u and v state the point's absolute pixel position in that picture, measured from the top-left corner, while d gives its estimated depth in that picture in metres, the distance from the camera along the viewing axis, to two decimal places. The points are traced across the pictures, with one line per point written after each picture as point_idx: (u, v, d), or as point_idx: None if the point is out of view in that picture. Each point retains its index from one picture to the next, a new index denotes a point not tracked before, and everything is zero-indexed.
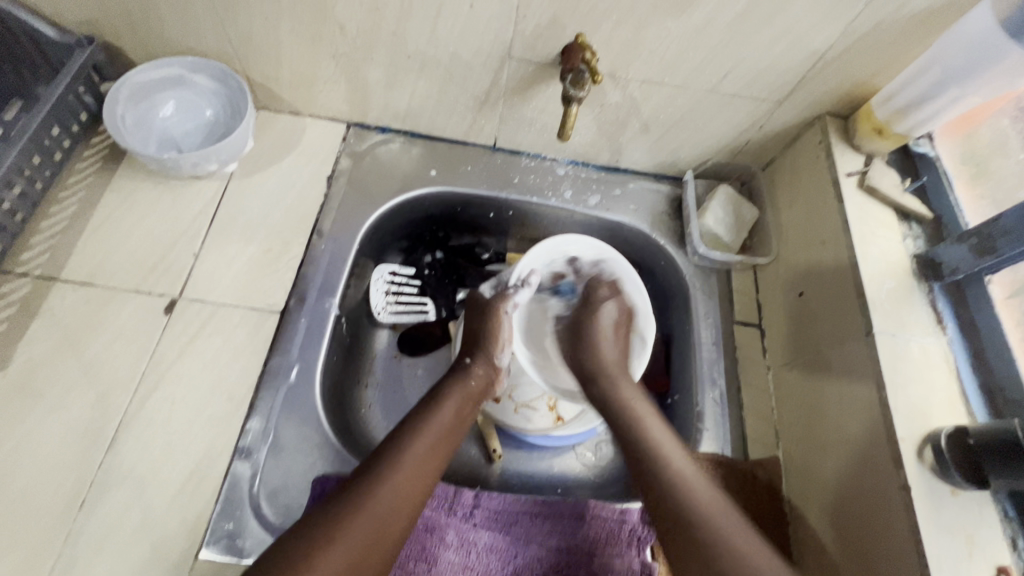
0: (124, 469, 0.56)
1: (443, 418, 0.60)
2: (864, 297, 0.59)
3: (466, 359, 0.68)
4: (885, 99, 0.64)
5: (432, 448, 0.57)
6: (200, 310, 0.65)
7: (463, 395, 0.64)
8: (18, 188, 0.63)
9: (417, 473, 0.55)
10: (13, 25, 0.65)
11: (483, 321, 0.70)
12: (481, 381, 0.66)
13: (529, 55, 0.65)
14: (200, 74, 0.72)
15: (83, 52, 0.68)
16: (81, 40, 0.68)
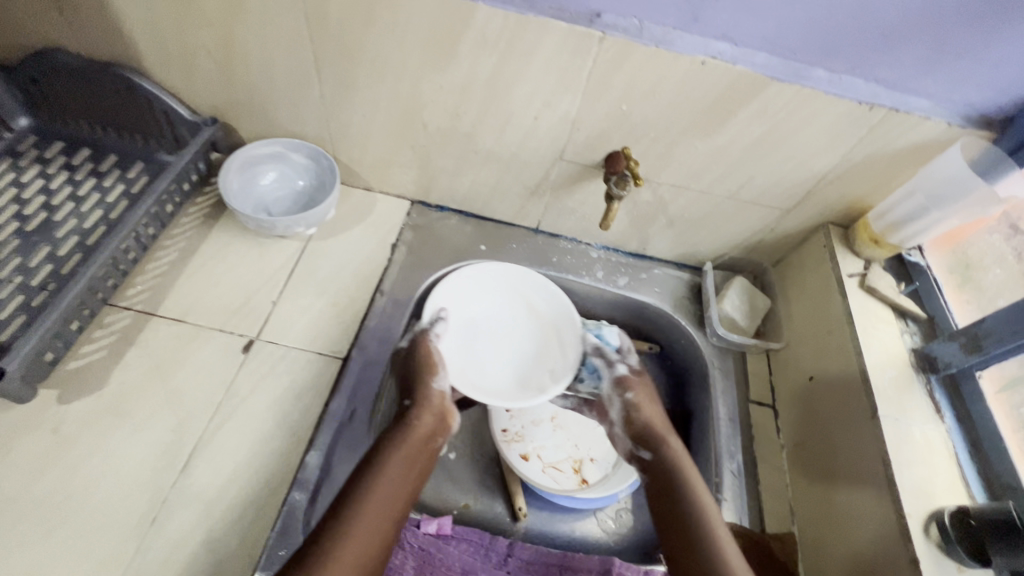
0: (194, 490, 0.61)
1: (389, 469, 0.63)
2: (869, 383, 0.66)
3: (406, 403, 0.71)
4: (881, 215, 0.75)
5: (390, 500, 0.61)
6: (273, 351, 0.73)
7: (410, 447, 0.67)
8: (138, 235, 0.74)
9: (371, 528, 0.59)
10: (157, 106, 0.81)
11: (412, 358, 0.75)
12: (429, 420, 0.70)
13: (578, 158, 0.78)
14: (299, 153, 0.86)
15: (208, 128, 0.82)
16: (207, 120, 0.83)
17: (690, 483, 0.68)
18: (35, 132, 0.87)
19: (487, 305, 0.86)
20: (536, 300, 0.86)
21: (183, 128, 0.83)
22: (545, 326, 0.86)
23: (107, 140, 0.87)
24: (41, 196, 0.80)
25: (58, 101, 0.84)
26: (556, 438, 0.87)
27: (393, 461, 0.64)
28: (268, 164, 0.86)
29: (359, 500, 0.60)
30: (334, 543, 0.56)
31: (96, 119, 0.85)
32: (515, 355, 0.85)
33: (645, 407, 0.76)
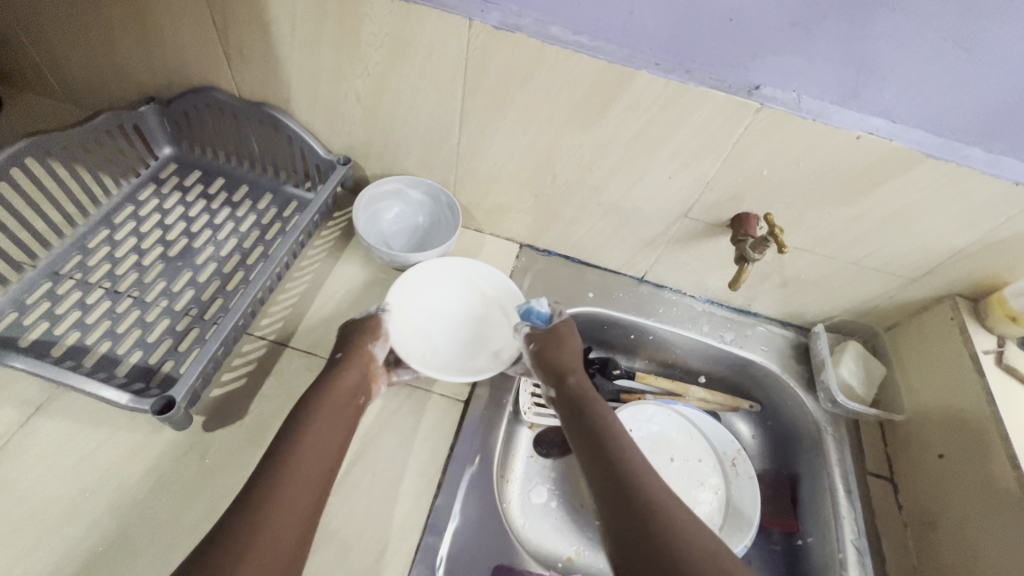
0: (332, 528, 0.62)
1: (322, 416, 0.61)
2: (1020, 469, 0.63)
3: (336, 356, 0.68)
4: (1020, 292, 0.72)
5: (310, 455, 0.57)
6: (399, 390, 0.74)
7: (333, 400, 0.63)
8: (280, 268, 0.77)
9: (303, 475, 0.56)
10: (296, 143, 0.85)
11: (360, 326, 0.72)
12: (354, 376, 0.67)
13: (703, 216, 0.79)
14: (416, 190, 0.88)
15: (342, 167, 0.85)
16: (341, 159, 0.86)
17: (615, 433, 0.65)
18: (176, 161, 0.92)
19: (438, 293, 0.83)
20: (489, 288, 0.83)
21: (316, 164, 0.87)
22: (488, 310, 0.83)
23: (241, 171, 0.92)
24: (182, 222, 0.84)
25: (203, 134, 0.89)
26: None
27: (323, 407, 0.62)
28: (389, 202, 0.89)
29: (292, 449, 0.57)
30: (268, 487, 0.53)
31: (235, 152, 0.90)
32: (473, 342, 0.80)
33: (571, 362, 0.73)
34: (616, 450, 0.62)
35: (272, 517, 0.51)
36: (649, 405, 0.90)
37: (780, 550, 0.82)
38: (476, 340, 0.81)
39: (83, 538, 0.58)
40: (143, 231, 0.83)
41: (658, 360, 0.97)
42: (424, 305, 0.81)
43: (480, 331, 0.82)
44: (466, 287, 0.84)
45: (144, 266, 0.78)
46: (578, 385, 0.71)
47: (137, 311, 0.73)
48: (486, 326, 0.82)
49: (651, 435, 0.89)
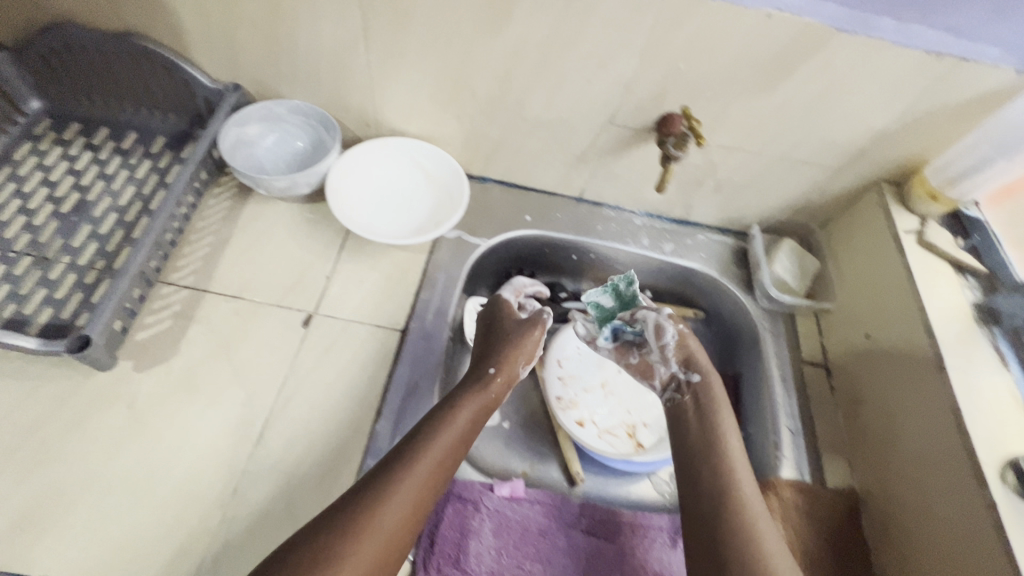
0: (272, 461, 0.62)
1: (458, 427, 0.62)
2: (934, 336, 0.65)
3: (489, 369, 0.69)
4: (938, 169, 0.73)
5: (427, 478, 0.56)
6: (332, 325, 0.73)
7: (476, 410, 0.65)
8: (182, 206, 0.74)
9: (423, 488, 0.55)
10: (177, 74, 0.79)
11: (519, 332, 0.74)
12: (496, 390, 0.69)
13: (629, 122, 0.77)
14: (253, 117, 0.82)
15: (232, 95, 0.80)
16: (229, 86, 0.81)
17: (722, 434, 0.65)
18: (49, 115, 0.85)
19: (387, 176, 0.86)
20: (432, 167, 0.87)
21: (205, 97, 0.82)
22: (434, 188, 0.87)
23: (125, 118, 0.86)
24: (68, 177, 0.80)
25: (73, 81, 0.82)
26: (608, 404, 0.87)
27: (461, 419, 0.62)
28: (256, 137, 0.84)
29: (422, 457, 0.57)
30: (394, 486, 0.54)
31: (113, 96, 0.84)
32: (419, 219, 0.84)
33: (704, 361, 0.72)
34: (710, 449, 0.64)
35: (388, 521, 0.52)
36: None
37: None
38: (425, 216, 0.85)
39: (11, 496, 0.57)
40: (27, 192, 0.78)
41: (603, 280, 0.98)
42: (372, 189, 0.84)
43: (430, 208, 0.85)
44: (412, 168, 0.87)
45: (36, 226, 0.74)
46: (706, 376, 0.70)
47: (38, 272, 0.70)
48: (434, 202, 0.86)
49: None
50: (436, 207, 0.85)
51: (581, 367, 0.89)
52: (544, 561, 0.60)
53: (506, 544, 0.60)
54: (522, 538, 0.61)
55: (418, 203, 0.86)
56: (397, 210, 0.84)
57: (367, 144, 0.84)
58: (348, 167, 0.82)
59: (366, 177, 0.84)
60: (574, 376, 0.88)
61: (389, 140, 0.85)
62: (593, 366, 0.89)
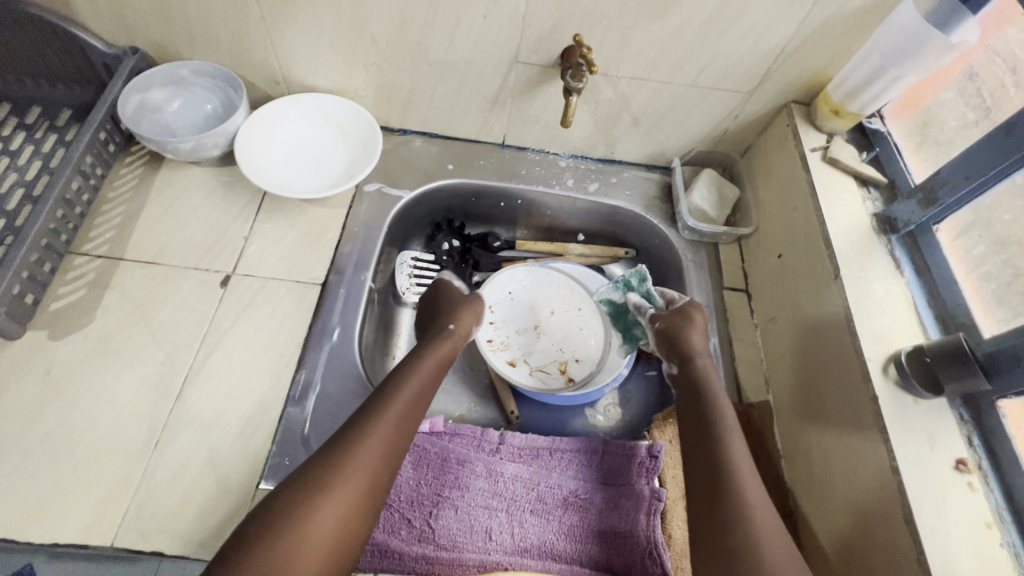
0: (192, 416, 0.63)
1: (418, 377, 0.64)
2: (831, 248, 0.67)
3: (450, 325, 0.73)
4: (839, 83, 0.73)
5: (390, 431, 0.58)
6: (251, 284, 0.74)
7: (437, 356, 0.68)
8: (84, 174, 0.73)
9: (386, 440, 0.57)
10: (69, 40, 0.77)
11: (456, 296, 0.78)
12: (455, 342, 0.71)
13: (534, 58, 0.76)
14: (156, 81, 0.80)
15: (129, 60, 0.78)
16: (126, 50, 0.79)
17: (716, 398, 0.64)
18: None
19: (300, 133, 0.84)
20: (347, 121, 0.86)
21: (104, 63, 0.79)
22: (349, 142, 0.86)
23: (25, 91, 0.84)
24: None
25: None
26: (541, 344, 0.89)
27: (415, 371, 0.64)
28: (161, 102, 0.82)
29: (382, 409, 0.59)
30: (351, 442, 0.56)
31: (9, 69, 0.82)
32: (335, 174, 0.83)
33: (695, 337, 0.70)
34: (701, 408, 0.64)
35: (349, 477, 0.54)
36: (533, 269, 0.93)
37: (657, 374, 0.88)
38: (342, 170, 0.84)
39: None
40: None
41: (535, 226, 0.98)
42: (285, 147, 0.83)
43: (347, 163, 0.84)
44: (326, 124, 0.86)
45: None
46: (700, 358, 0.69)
47: None
48: (350, 157, 0.85)
49: (528, 293, 0.92)
50: (352, 161, 0.84)
51: (512, 312, 0.91)
52: (462, 488, 0.62)
53: (425, 475, 0.62)
54: (440, 468, 0.63)
55: (333, 158, 0.85)
56: (314, 168, 0.84)
57: (276, 102, 0.82)
58: (255, 127, 0.80)
59: (277, 135, 0.83)
60: (505, 320, 0.90)
61: (298, 95, 0.83)
62: (525, 310, 0.91)
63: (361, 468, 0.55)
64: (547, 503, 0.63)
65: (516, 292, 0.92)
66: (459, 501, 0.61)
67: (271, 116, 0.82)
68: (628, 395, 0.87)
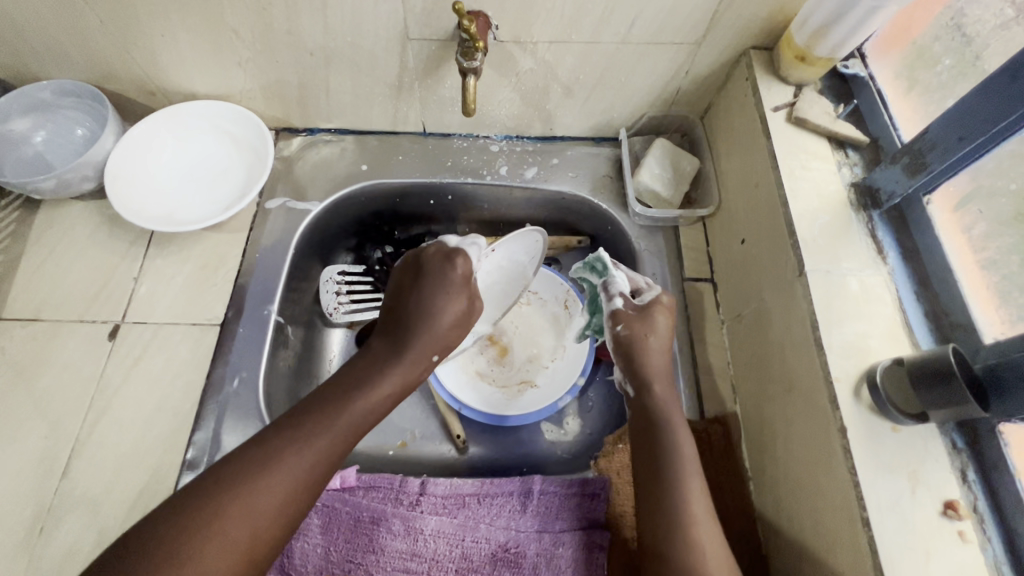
0: (79, 493, 0.57)
1: (370, 405, 0.54)
2: (796, 235, 0.55)
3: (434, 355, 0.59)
4: (801, 23, 0.58)
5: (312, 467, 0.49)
6: (143, 332, 0.66)
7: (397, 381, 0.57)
8: None
9: (295, 489, 0.48)
10: None
11: (428, 286, 0.60)
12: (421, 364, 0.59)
13: (428, 33, 0.63)
14: (14, 110, 0.70)
15: None
16: None
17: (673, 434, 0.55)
18: None
19: (186, 150, 0.74)
20: (238, 131, 0.75)
21: None
22: (244, 154, 0.75)
23: None
24: None
25: None
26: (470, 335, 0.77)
27: (362, 402, 0.53)
28: (25, 134, 0.72)
29: (298, 450, 0.49)
30: (246, 486, 0.46)
31: None
32: (227, 193, 0.73)
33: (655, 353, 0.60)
34: (649, 443, 0.55)
35: (233, 531, 0.44)
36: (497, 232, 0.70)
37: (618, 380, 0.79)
38: (236, 188, 0.73)
39: None
40: None
41: (475, 220, 0.87)
42: (169, 170, 0.73)
43: (241, 178, 0.74)
44: (216, 136, 0.75)
45: None
46: (655, 376, 0.59)
47: None
48: (245, 171, 0.74)
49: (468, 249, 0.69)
50: (247, 176, 0.74)
51: None
52: (377, 550, 0.55)
53: (335, 539, 0.56)
54: (352, 529, 0.56)
55: (227, 174, 0.74)
56: (205, 189, 0.73)
57: (147, 119, 0.71)
58: (126, 152, 0.70)
59: (159, 156, 0.73)
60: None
61: (173, 106, 0.72)
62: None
63: (272, 497, 0.47)
64: (474, 561, 0.55)
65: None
66: (374, 567, 0.55)
67: (145, 137, 0.71)
68: (588, 403, 0.79)
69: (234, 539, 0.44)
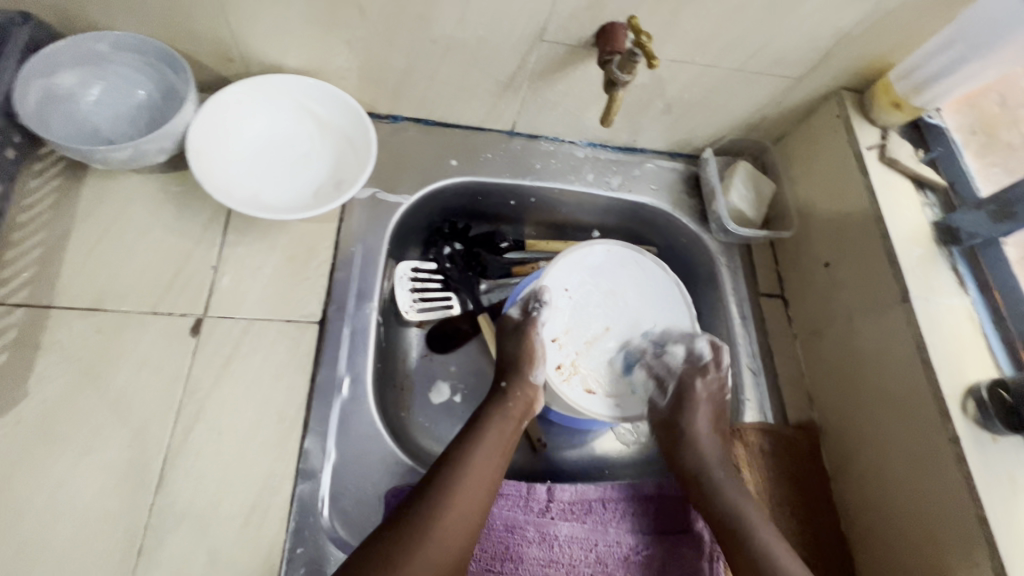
0: (180, 507, 0.52)
1: (487, 449, 0.58)
2: (898, 264, 0.62)
3: (502, 383, 0.64)
4: (903, 74, 0.65)
5: (462, 518, 0.53)
6: (231, 327, 0.60)
7: (503, 426, 0.60)
8: None
9: (450, 538, 0.52)
10: None
11: (519, 343, 0.65)
12: (520, 404, 0.63)
13: (562, 37, 0.62)
14: (63, 60, 0.60)
15: (23, 32, 0.57)
16: (14, 17, 0.57)
17: (740, 508, 0.57)
18: None
19: (267, 130, 0.68)
20: (326, 114, 0.69)
21: None
22: (331, 140, 0.70)
23: None
24: None
25: None
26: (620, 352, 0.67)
27: (481, 451, 0.57)
28: (75, 89, 0.62)
29: (445, 505, 0.53)
30: (412, 543, 0.50)
31: None
32: (315, 181, 0.68)
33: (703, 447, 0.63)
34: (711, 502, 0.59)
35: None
36: (618, 250, 0.72)
37: None
38: (324, 176, 0.69)
39: None
40: None
41: (545, 224, 0.86)
42: (249, 150, 0.67)
43: (330, 166, 0.69)
44: (299, 117, 0.69)
45: None
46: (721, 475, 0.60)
47: None
48: (335, 159, 0.70)
49: (597, 286, 0.70)
50: (337, 165, 0.69)
51: (577, 317, 0.68)
52: (515, 558, 0.55)
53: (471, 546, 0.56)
54: (487, 537, 0.56)
55: (313, 160, 0.69)
56: (290, 174, 0.68)
57: (229, 89, 0.64)
58: (207, 126, 0.63)
59: (238, 132, 0.66)
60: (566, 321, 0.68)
61: (260, 79, 0.65)
62: (594, 311, 0.69)
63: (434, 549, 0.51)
64: (608, 563, 0.57)
65: (584, 283, 0.70)
66: (514, 574, 0.55)
67: (224, 109, 0.64)
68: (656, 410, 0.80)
69: None
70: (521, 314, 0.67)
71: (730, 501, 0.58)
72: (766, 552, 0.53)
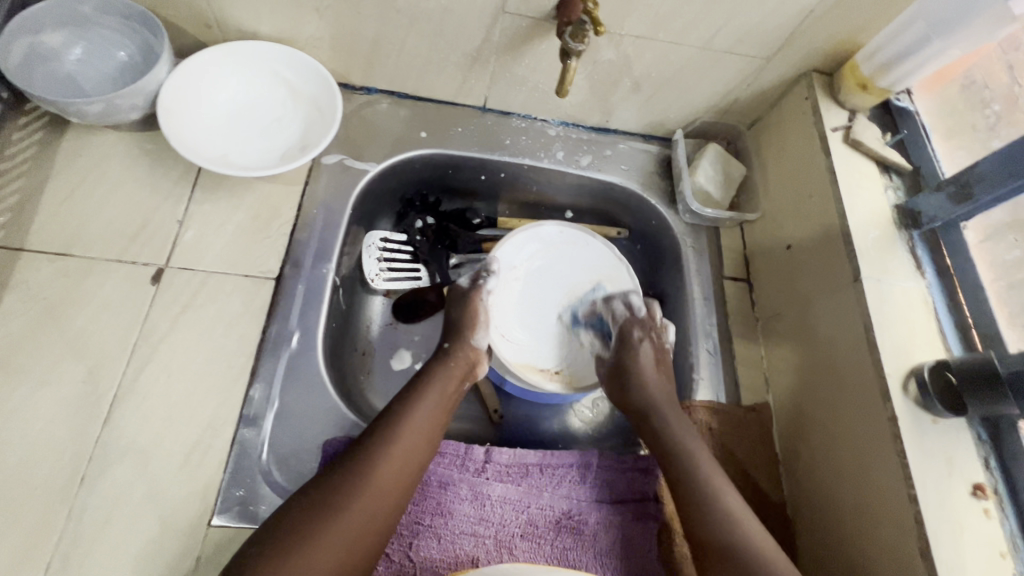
0: (125, 442, 0.54)
1: (426, 404, 0.58)
2: (852, 245, 0.61)
3: (445, 345, 0.64)
4: (870, 54, 0.65)
5: (396, 468, 0.52)
6: (190, 279, 0.62)
7: (443, 384, 0.60)
8: None
9: (382, 485, 0.51)
10: None
11: (462, 308, 0.67)
12: (462, 364, 0.63)
13: (523, 9, 0.63)
14: (48, 20, 0.63)
15: None
16: None
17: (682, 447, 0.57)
18: None
19: (240, 95, 0.71)
20: (298, 82, 0.72)
21: None
22: (302, 107, 0.73)
23: None
24: None
25: None
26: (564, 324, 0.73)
27: (419, 405, 0.57)
28: (59, 48, 0.65)
29: (377, 454, 0.52)
30: (344, 490, 0.49)
31: None
32: (284, 146, 0.71)
33: (650, 380, 0.63)
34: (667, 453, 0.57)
35: (338, 530, 0.48)
36: (571, 231, 0.75)
37: None
38: (292, 141, 0.71)
39: None
40: None
41: (519, 202, 0.87)
42: (221, 113, 0.70)
43: (299, 132, 0.72)
44: (272, 84, 0.72)
45: None
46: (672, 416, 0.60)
47: None
48: (303, 125, 0.72)
49: (545, 263, 0.74)
50: (306, 131, 0.72)
51: (524, 292, 0.73)
52: (446, 514, 0.57)
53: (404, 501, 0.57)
54: (421, 493, 0.57)
55: (284, 126, 0.72)
56: (260, 138, 0.71)
57: (202, 52, 0.66)
58: (180, 87, 0.66)
59: (211, 95, 0.69)
60: (511, 301, 0.72)
61: (234, 45, 0.68)
62: (542, 287, 0.74)
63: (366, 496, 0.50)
64: (539, 526, 0.58)
65: (535, 258, 0.74)
66: (444, 529, 0.56)
67: (198, 72, 0.67)
68: None
69: (340, 534, 0.48)
70: (468, 283, 0.70)
71: (672, 437, 0.58)
72: (707, 483, 0.54)
